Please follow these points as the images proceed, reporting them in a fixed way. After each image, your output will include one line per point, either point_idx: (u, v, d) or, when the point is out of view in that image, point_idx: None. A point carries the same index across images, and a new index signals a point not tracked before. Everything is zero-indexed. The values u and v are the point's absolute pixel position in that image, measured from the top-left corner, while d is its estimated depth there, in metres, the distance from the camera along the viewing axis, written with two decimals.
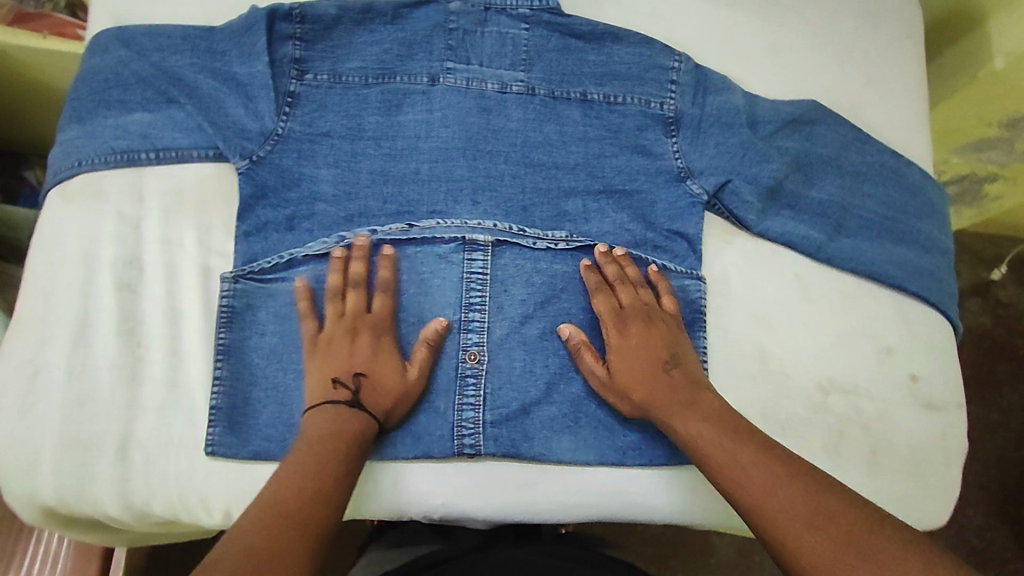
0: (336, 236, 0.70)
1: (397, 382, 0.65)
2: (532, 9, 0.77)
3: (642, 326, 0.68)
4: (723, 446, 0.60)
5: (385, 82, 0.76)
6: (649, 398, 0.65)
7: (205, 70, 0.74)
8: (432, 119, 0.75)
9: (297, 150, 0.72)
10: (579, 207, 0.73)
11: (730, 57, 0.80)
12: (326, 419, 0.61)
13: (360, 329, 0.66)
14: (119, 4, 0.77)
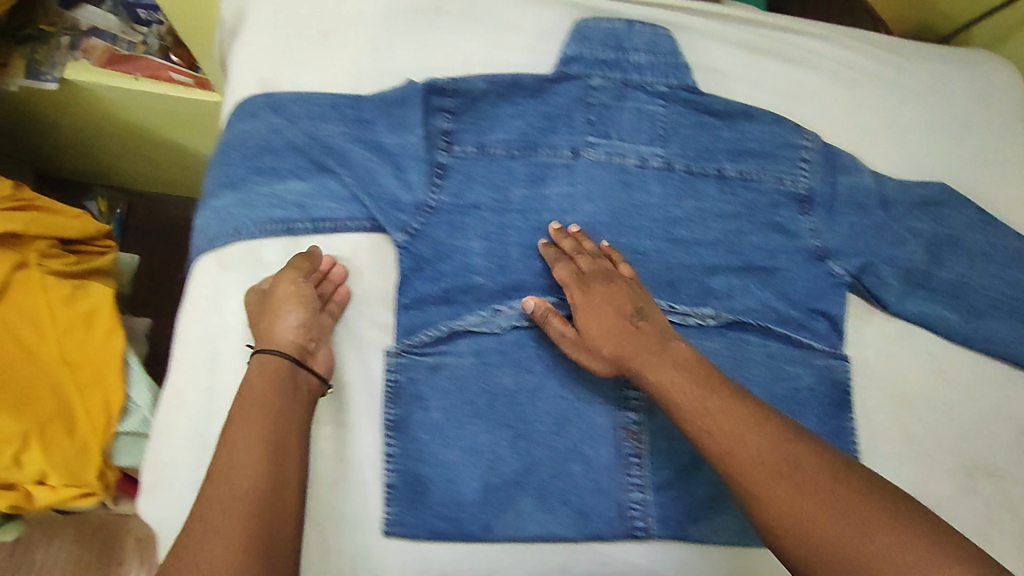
0: (493, 309, 0.73)
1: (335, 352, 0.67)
2: (669, 86, 0.80)
3: (605, 294, 0.69)
4: (700, 399, 0.60)
5: (530, 155, 0.77)
6: (621, 356, 0.66)
7: (352, 138, 0.73)
8: (576, 192, 0.77)
9: (451, 224, 0.73)
10: (724, 285, 0.76)
11: (855, 134, 0.84)
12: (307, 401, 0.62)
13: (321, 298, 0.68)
14: (263, 68, 0.77)
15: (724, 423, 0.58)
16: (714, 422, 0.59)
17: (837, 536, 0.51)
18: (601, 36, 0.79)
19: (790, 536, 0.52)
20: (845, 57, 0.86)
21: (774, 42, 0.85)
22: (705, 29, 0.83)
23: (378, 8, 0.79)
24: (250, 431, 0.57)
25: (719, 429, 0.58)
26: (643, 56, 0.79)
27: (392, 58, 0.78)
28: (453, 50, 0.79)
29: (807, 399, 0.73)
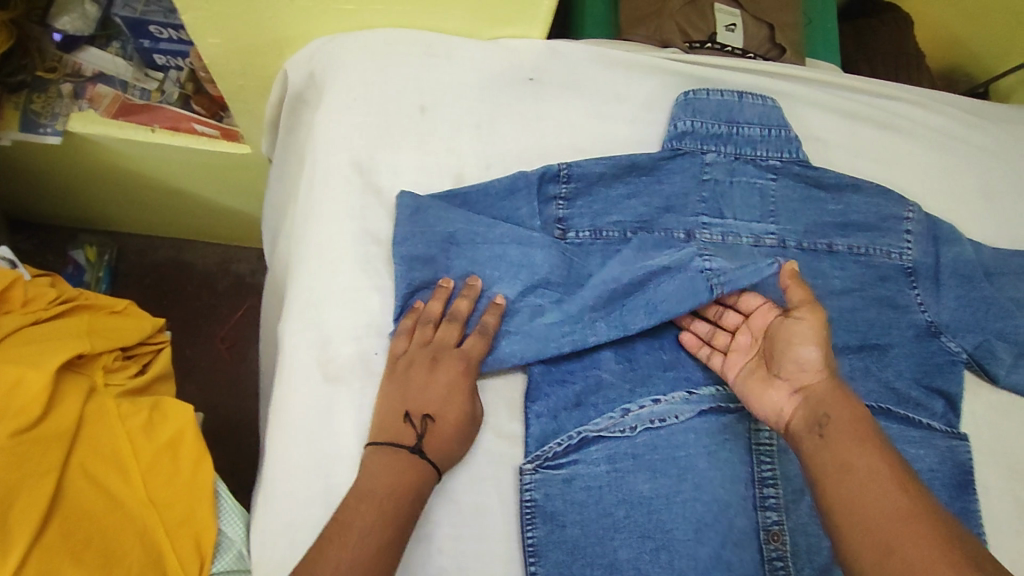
0: (620, 408, 0.66)
1: (458, 419, 0.61)
2: (781, 161, 0.77)
3: (800, 333, 0.62)
4: (862, 479, 0.54)
5: (647, 235, 0.71)
6: (808, 397, 0.60)
7: (475, 224, 0.67)
8: (706, 270, 0.66)
9: (573, 314, 0.66)
10: (847, 367, 0.73)
11: (949, 202, 0.84)
12: (408, 468, 0.57)
13: (441, 361, 0.62)
14: (359, 147, 0.70)
15: (882, 500, 0.52)
16: (859, 493, 0.53)
17: None
18: (714, 110, 0.76)
19: None
20: (935, 125, 0.86)
21: (870, 108, 0.84)
22: (806, 97, 0.82)
23: (480, 80, 0.74)
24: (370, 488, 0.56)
25: (865, 497, 0.53)
26: (755, 129, 0.76)
27: (498, 136, 0.73)
28: (559, 123, 0.75)
29: (935, 484, 0.71)
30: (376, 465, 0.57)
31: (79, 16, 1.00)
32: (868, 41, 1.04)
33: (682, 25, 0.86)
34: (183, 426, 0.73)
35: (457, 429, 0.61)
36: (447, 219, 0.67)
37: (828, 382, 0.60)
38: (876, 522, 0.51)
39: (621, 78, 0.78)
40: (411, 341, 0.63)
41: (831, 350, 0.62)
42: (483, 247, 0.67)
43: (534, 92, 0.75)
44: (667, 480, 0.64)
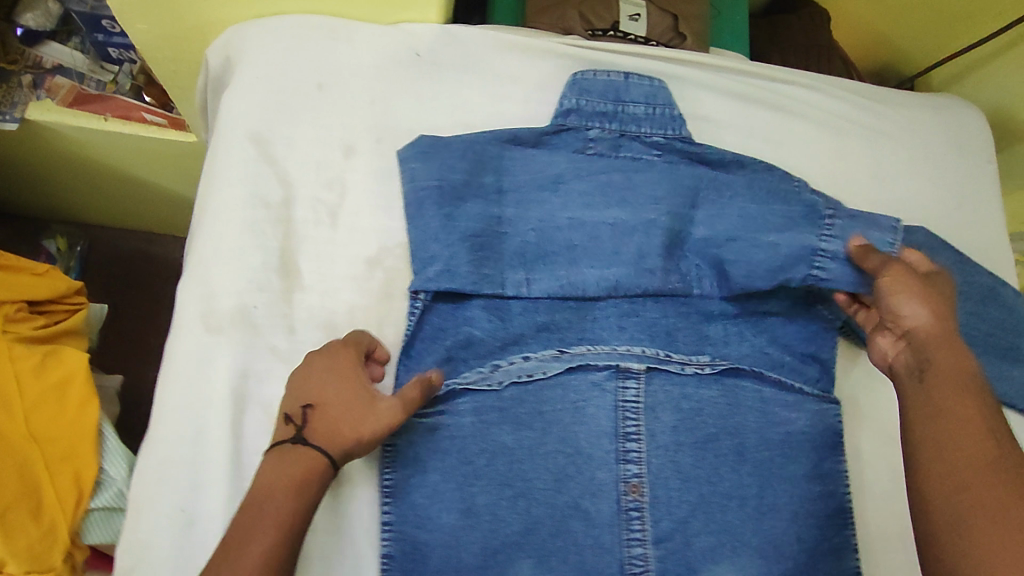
0: (490, 365, 0.70)
1: (338, 408, 0.62)
2: (665, 138, 0.80)
3: (898, 286, 0.68)
4: (948, 425, 0.59)
5: (685, 184, 0.77)
6: (920, 343, 0.65)
7: (472, 159, 0.74)
8: (819, 249, 0.75)
9: (634, 257, 0.74)
10: (720, 331, 0.76)
11: (840, 181, 0.87)
12: (293, 461, 0.59)
13: (327, 363, 0.64)
14: (257, 119, 0.75)
15: (964, 442, 0.57)
16: (942, 432, 0.58)
17: None
18: (601, 90, 0.79)
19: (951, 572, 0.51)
20: (831, 107, 0.88)
21: (763, 90, 0.87)
22: (696, 80, 0.85)
23: (377, 59, 0.77)
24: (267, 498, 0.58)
25: (949, 437, 0.58)
26: (639, 108, 0.79)
27: (391, 108, 0.76)
28: (453, 101, 0.78)
29: (804, 445, 0.73)
30: (269, 466, 0.60)
31: (41, 13, 1.08)
32: (782, 31, 1.07)
33: (585, 13, 0.90)
34: (74, 371, 0.90)
35: (338, 414, 0.62)
36: (501, 156, 0.75)
37: (931, 328, 0.66)
38: (954, 455, 0.56)
39: (515, 58, 0.81)
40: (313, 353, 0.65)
41: (915, 296, 0.68)
42: (511, 181, 0.75)
43: (431, 70, 0.78)
44: (528, 433, 0.69)
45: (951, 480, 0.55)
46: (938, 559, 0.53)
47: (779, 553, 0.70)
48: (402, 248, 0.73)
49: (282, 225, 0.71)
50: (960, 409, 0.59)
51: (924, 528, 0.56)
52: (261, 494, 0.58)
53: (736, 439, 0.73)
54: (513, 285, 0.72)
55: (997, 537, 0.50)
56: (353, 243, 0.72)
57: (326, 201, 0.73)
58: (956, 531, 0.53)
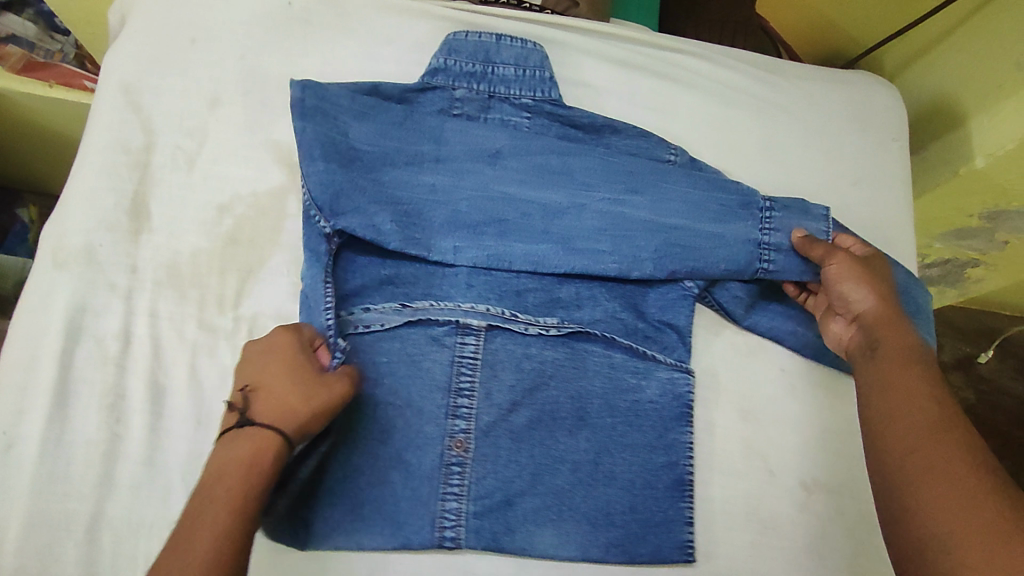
0: (337, 306, 0.70)
1: (278, 394, 0.58)
2: (534, 99, 0.79)
3: (842, 275, 0.70)
4: (895, 400, 0.58)
5: (628, 167, 0.77)
6: (870, 325, 0.66)
7: (408, 127, 0.74)
8: (761, 244, 0.75)
9: (566, 236, 0.74)
10: (574, 293, 0.74)
11: (724, 153, 0.83)
12: (247, 442, 0.55)
13: (275, 348, 0.61)
14: (129, 69, 0.77)
15: (910, 412, 0.57)
16: (895, 405, 0.58)
17: (963, 555, 0.46)
18: (470, 50, 0.78)
19: (908, 543, 0.50)
20: (722, 76, 0.86)
21: (647, 58, 0.85)
22: (579, 45, 0.84)
23: (251, 19, 0.80)
24: (222, 489, 0.52)
25: (900, 410, 0.57)
26: (509, 69, 0.79)
27: (260, 65, 0.79)
28: (323, 59, 0.80)
29: (649, 414, 0.71)
30: (220, 451, 0.56)
31: None
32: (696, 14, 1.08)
33: None
34: None
35: (287, 397, 0.58)
36: (439, 124, 0.75)
37: (878, 309, 0.67)
38: (905, 426, 0.56)
39: (391, 20, 0.82)
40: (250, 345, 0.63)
41: (861, 278, 0.69)
42: (448, 151, 0.75)
43: (304, 32, 0.80)
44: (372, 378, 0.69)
45: (904, 450, 0.55)
46: (907, 535, 0.50)
47: (607, 521, 0.67)
48: (254, 196, 0.74)
49: (139, 170, 0.73)
50: (917, 383, 0.59)
51: (885, 505, 0.54)
52: (212, 477, 0.53)
53: (578, 404, 0.71)
54: (440, 253, 0.72)
55: (939, 499, 0.49)
56: (206, 190, 0.73)
57: (185, 149, 0.75)
58: (915, 498, 0.51)
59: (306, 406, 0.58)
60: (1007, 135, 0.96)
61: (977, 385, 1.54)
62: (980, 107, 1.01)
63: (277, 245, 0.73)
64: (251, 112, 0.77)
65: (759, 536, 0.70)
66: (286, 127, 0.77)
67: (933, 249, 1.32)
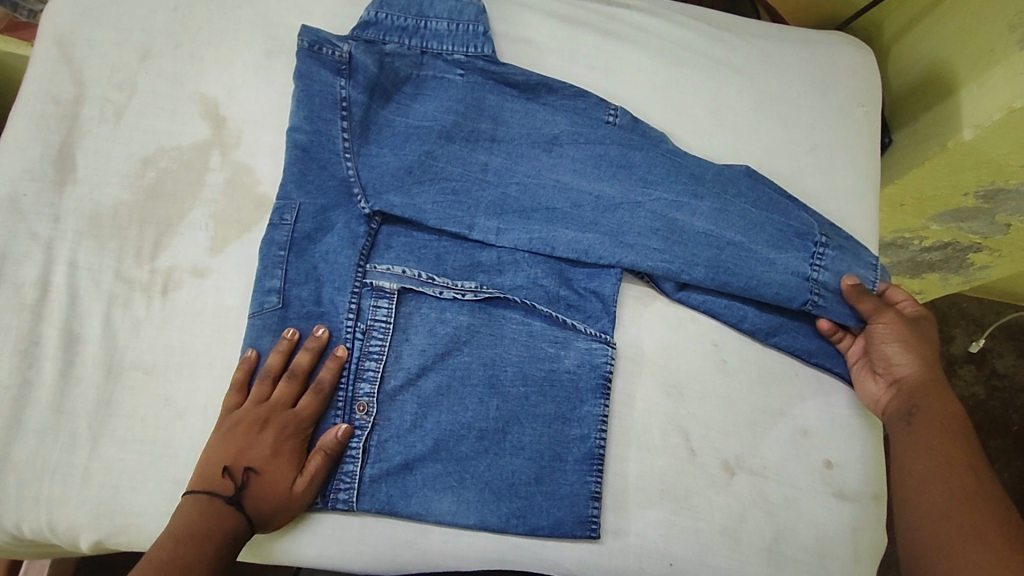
0: (293, 251, 0.69)
1: (282, 495, 0.62)
2: (467, 56, 0.76)
3: (885, 337, 0.68)
4: (926, 460, 0.61)
5: (688, 167, 0.73)
6: (909, 390, 0.66)
7: (468, 105, 0.75)
8: (811, 279, 0.71)
9: (614, 230, 0.71)
10: (497, 259, 0.72)
11: (670, 115, 0.79)
12: (214, 519, 0.59)
13: (271, 424, 0.64)
14: (64, 20, 0.76)
15: (939, 472, 0.59)
16: (922, 465, 0.61)
17: None
18: (402, 3, 0.77)
19: None
20: (672, 33, 0.82)
21: (593, 15, 0.82)
22: (523, 1, 0.82)
23: None
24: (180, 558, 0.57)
25: (926, 469, 0.60)
26: (442, 24, 0.77)
27: (195, 19, 0.78)
28: (256, 14, 0.79)
29: (564, 384, 0.69)
30: (190, 514, 0.60)
31: None
32: None
33: None
34: None
35: (275, 496, 0.62)
36: (498, 105, 0.75)
37: (920, 377, 0.67)
38: (932, 486, 0.59)
39: None
40: (245, 397, 0.65)
41: (906, 340, 0.68)
42: (505, 131, 0.74)
43: None
44: (350, 332, 0.68)
45: (930, 512, 0.58)
46: None
47: (512, 491, 0.66)
48: (178, 150, 0.73)
49: (67, 121, 0.73)
50: (947, 447, 0.61)
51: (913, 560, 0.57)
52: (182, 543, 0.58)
53: (490, 370, 0.68)
54: (481, 232, 0.72)
55: (958, 559, 0.53)
56: (132, 142, 0.73)
57: (114, 101, 0.74)
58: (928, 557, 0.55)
59: (282, 509, 0.62)
60: (995, 105, 0.91)
61: (987, 379, 1.44)
62: (970, 75, 0.96)
63: (197, 199, 0.72)
64: (183, 65, 0.76)
65: (674, 515, 0.67)
66: (213, 81, 0.76)
67: (932, 231, 1.22)
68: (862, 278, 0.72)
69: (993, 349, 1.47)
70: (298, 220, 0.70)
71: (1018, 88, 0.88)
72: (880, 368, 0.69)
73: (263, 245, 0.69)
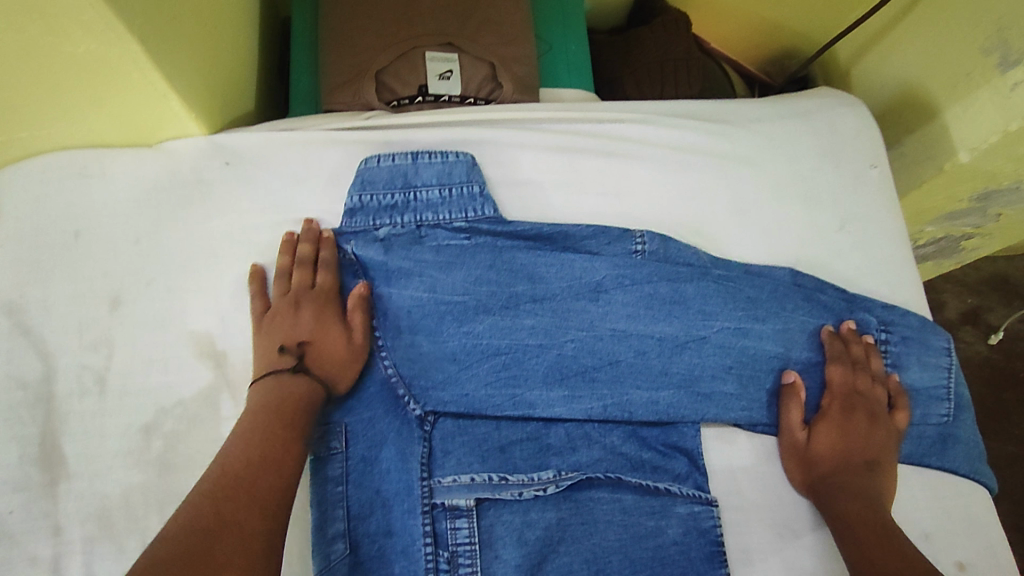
0: (352, 482, 0.62)
1: (340, 355, 0.65)
2: (469, 220, 0.71)
3: (868, 433, 0.67)
4: (864, 548, 0.60)
5: (740, 290, 0.70)
6: (824, 476, 0.66)
7: (499, 268, 0.69)
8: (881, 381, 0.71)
9: (687, 377, 0.68)
10: (565, 437, 0.66)
11: (694, 226, 0.75)
12: (287, 387, 0.61)
13: (303, 303, 0.66)
14: (8, 284, 0.66)
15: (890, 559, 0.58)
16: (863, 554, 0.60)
17: None
18: (385, 178, 0.71)
19: None
20: (674, 138, 0.79)
21: (587, 136, 0.78)
22: (512, 139, 0.76)
23: (139, 192, 0.70)
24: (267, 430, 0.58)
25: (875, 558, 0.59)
26: (432, 191, 0.71)
27: (161, 244, 0.69)
28: (228, 222, 0.70)
29: (676, 561, 0.62)
30: (265, 389, 0.61)
31: None
32: (632, 58, 1.01)
33: (387, 82, 0.82)
34: None
35: (337, 352, 0.65)
36: (529, 261, 0.69)
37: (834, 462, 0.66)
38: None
39: (296, 156, 0.73)
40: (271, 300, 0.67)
41: (882, 422, 0.69)
42: (545, 288, 0.69)
43: (200, 194, 0.71)
44: (433, 565, 0.59)
45: None
46: None
47: None
48: (182, 406, 0.64)
49: (41, 406, 0.62)
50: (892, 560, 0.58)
51: None
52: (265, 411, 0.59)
53: (596, 569, 0.60)
54: (546, 408, 0.66)
55: None
56: (125, 411, 0.63)
57: (92, 367, 0.64)
58: None
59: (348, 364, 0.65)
60: (987, 125, 0.83)
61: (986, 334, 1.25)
62: (949, 98, 0.89)
63: None
64: (163, 302, 0.67)
65: None
66: (202, 312, 0.67)
67: (925, 233, 1.13)
68: (935, 365, 0.72)
69: (982, 303, 1.27)
70: (350, 444, 0.63)
71: (1010, 110, 0.80)
72: (807, 446, 0.67)
73: (315, 485, 0.61)
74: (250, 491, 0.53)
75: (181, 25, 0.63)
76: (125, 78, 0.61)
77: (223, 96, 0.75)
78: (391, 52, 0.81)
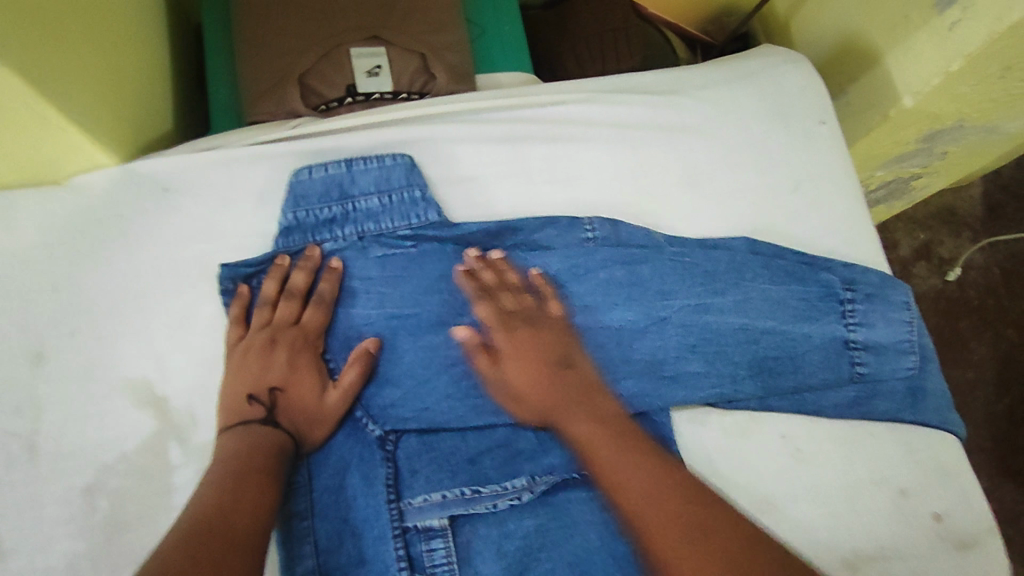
0: (317, 514, 0.58)
1: (316, 407, 0.61)
2: (412, 227, 0.67)
3: (765, 347, 0.67)
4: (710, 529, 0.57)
5: (698, 267, 0.69)
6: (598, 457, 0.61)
7: (449, 277, 0.66)
8: (851, 342, 0.69)
9: (652, 364, 0.66)
10: (536, 440, 0.64)
11: (647, 205, 0.73)
12: (255, 435, 0.57)
13: (281, 341, 0.63)
14: None
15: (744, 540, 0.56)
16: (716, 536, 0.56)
17: None
18: (319, 190, 0.66)
19: None
20: (618, 115, 0.75)
21: (528, 122, 0.74)
22: (449, 133, 0.72)
23: (49, 235, 0.64)
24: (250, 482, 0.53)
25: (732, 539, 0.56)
26: (371, 200, 0.67)
27: (79, 290, 0.64)
28: (153, 257, 0.66)
29: None
30: (235, 436, 0.58)
31: None
32: (571, 35, 0.98)
33: (311, 85, 0.77)
34: None
35: (306, 406, 0.61)
36: (480, 263, 0.67)
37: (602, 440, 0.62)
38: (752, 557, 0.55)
39: (219, 178, 0.68)
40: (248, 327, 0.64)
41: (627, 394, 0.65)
42: (499, 290, 0.66)
43: (118, 230, 0.66)
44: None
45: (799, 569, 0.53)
46: None
47: None
48: (125, 461, 0.60)
49: None
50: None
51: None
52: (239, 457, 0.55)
53: (579, 569, 0.59)
54: (511, 412, 0.64)
55: None
56: (64, 475, 0.59)
57: (20, 433, 0.59)
58: None
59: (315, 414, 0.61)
60: (928, 69, 0.82)
61: (939, 268, 1.25)
62: (891, 43, 0.87)
63: (172, 511, 0.59)
64: (90, 353, 0.62)
65: None
66: (136, 358, 0.63)
67: (876, 177, 1.11)
68: (898, 323, 0.70)
69: (932, 238, 1.27)
70: (314, 476, 0.59)
71: (949, 50, 0.79)
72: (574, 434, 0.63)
73: (280, 522, 0.57)
74: (229, 531, 0.49)
75: (67, 48, 0.57)
76: (21, 121, 0.56)
77: (134, 118, 0.69)
78: (312, 52, 0.76)
